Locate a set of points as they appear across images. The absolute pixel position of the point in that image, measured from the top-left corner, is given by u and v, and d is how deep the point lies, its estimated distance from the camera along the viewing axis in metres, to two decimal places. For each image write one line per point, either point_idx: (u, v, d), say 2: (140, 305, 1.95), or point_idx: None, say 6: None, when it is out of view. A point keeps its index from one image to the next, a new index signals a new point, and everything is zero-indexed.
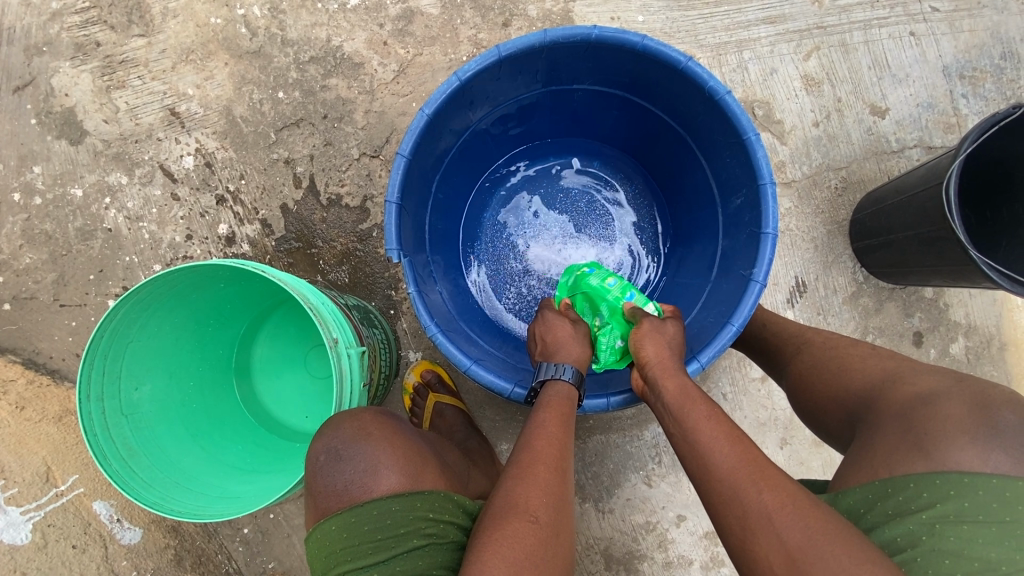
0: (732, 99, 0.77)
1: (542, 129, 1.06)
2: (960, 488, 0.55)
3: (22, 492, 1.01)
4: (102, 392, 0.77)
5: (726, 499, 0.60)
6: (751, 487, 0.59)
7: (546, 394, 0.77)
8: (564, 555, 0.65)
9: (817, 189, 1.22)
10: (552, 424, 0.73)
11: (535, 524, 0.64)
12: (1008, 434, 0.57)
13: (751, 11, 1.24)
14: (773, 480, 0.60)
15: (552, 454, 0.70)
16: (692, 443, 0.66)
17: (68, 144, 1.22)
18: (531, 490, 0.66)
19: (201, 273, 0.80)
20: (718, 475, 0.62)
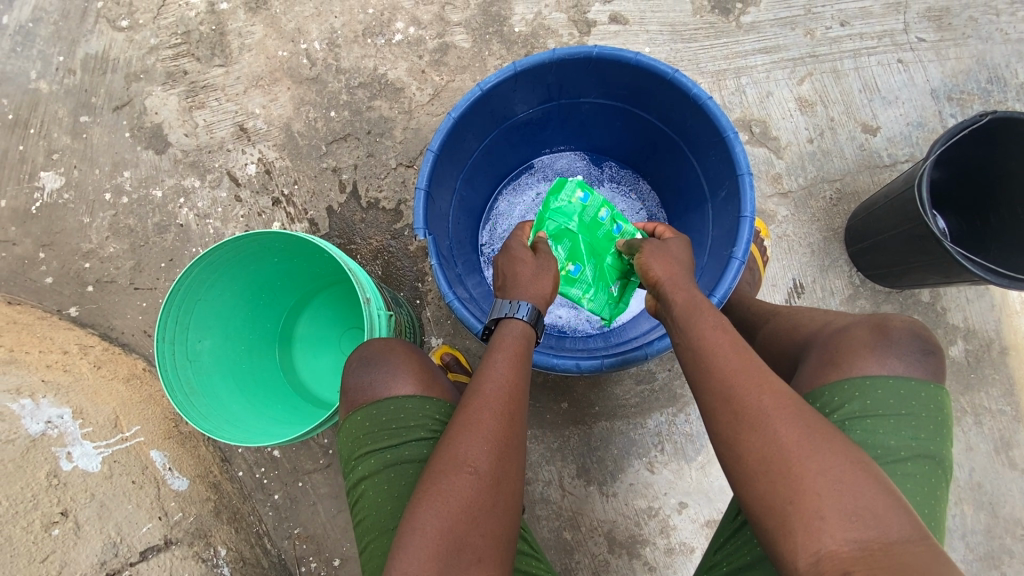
0: (713, 104, 0.90)
1: (557, 137, 1.22)
2: (862, 389, 0.71)
3: (96, 432, 1.03)
4: (174, 337, 0.92)
5: (719, 406, 0.65)
6: (753, 388, 0.64)
7: (501, 331, 0.83)
8: (504, 499, 0.70)
9: (813, 199, 1.31)
10: (500, 373, 0.77)
11: (474, 476, 0.69)
12: (901, 344, 0.73)
13: (748, 43, 1.38)
14: (774, 385, 0.64)
15: (498, 400, 0.74)
16: (697, 348, 0.71)
17: (153, 153, 1.44)
18: (467, 441, 0.71)
19: (264, 245, 0.95)
20: (722, 374, 0.66)
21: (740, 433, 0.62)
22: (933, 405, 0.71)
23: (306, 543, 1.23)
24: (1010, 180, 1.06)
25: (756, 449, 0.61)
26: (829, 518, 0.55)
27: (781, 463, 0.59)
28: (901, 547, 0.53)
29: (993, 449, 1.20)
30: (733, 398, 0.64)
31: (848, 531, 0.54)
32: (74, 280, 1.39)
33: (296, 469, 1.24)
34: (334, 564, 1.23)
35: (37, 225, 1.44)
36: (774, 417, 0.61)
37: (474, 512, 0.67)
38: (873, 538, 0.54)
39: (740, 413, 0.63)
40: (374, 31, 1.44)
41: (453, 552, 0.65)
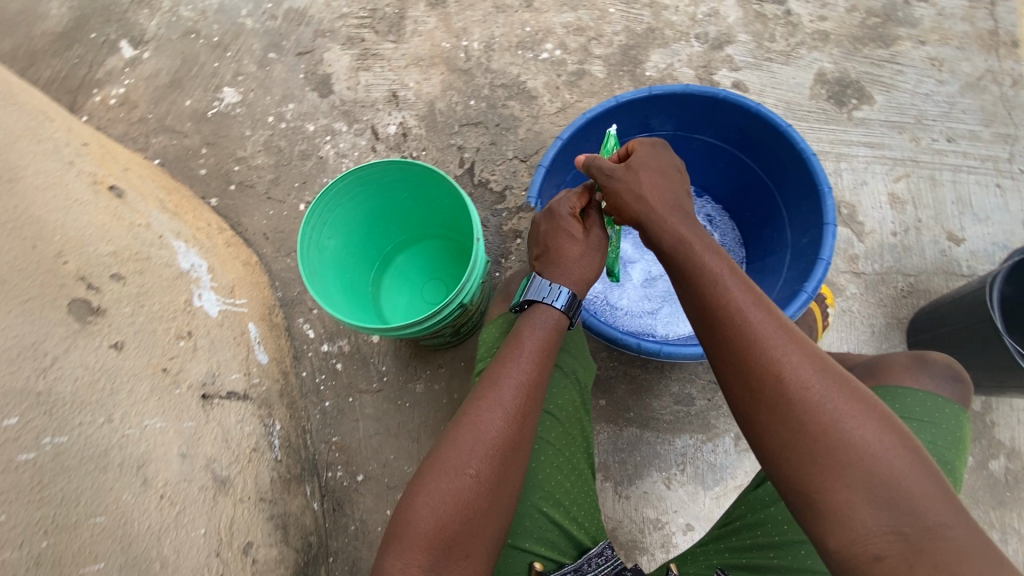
0: (816, 161, 1.02)
1: (664, 165, 1.37)
2: (893, 394, 0.87)
3: (218, 288, 1.19)
4: (316, 225, 1.08)
5: (757, 394, 0.71)
6: (794, 378, 0.69)
7: (534, 317, 0.90)
8: (500, 503, 0.78)
9: (884, 286, 1.38)
10: (513, 380, 0.83)
11: (474, 481, 0.77)
12: (934, 370, 0.89)
13: (854, 135, 1.51)
14: (820, 372, 0.69)
15: (512, 405, 0.81)
16: (729, 323, 0.75)
17: (317, 96, 1.70)
18: (462, 436, 0.79)
19: (410, 181, 1.14)
20: (754, 361, 0.72)
21: (778, 413, 0.69)
22: (952, 422, 0.85)
23: (339, 452, 1.36)
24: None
25: (795, 438, 0.68)
26: (861, 504, 0.63)
27: (820, 447, 0.66)
28: (937, 531, 0.61)
29: None
30: (779, 386, 0.69)
31: (880, 515, 0.62)
32: (221, 177, 1.64)
33: (351, 385, 1.41)
34: (357, 479, 1.35)
35: (207, 127, 1.70)
36: (820, 399, 0.68)
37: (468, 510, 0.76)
38: (906, 522, 0.62)
39: (777, 399, 0.69)
40: (527, 45, 1.66)
41: (444, 547, 0.74)
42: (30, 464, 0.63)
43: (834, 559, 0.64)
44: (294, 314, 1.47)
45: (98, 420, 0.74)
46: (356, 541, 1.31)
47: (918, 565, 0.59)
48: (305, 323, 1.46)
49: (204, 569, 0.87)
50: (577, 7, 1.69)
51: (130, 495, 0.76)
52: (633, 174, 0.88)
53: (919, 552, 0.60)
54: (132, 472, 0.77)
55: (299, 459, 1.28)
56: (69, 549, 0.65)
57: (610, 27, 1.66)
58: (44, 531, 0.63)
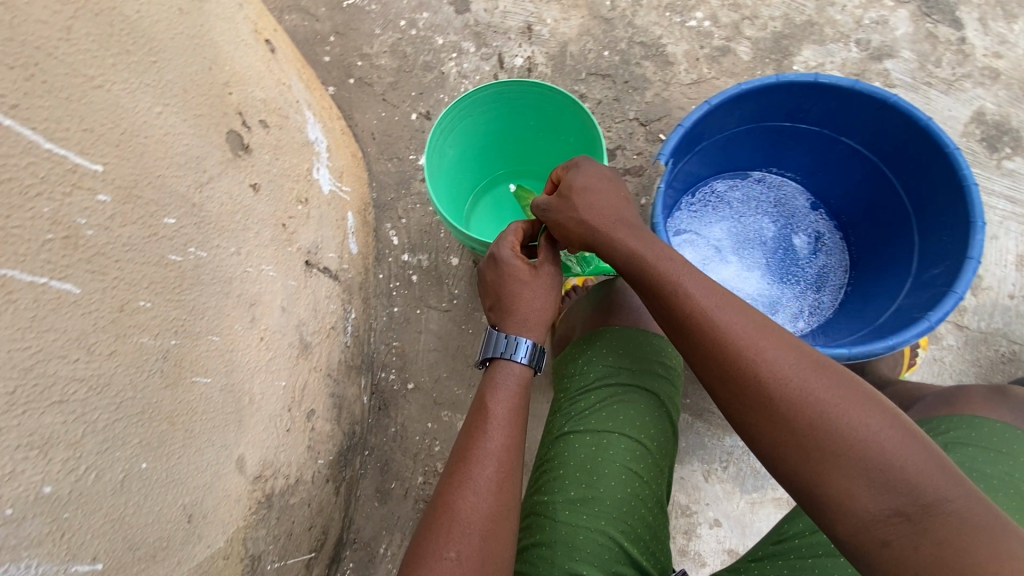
0: (977, 191, 0.95)
1: (791, 163, 1.29)
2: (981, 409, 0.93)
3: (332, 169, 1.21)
4: (445, 125, 1.07)
5: (744, 403, 0.72)
6: (773, 381, 0.70)
7: (500, 369, 0.91)
8: (506, 533, 0.77)
9: (985, 346, 1.31)
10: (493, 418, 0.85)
11: (472, 517, 0.76)
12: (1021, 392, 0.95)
13: (998, 185, 1.41)
14: (800, 376, 0.70)
15: (496, 439, 0.83)
16: (701, 324, 0.76)
17: (453, 10, 1.67)
18: (467, 497, 0.77)
19: (552, 107, 1.11)
20: (734, 369, 0.72)
21: (764, 412, 0.71)
22: None
23: (396, 357, 1.40)
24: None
25: (792, 442, 0.68)
26: (861, 493, 0.64)
27: (812, 441, 0.67)
28: (940, 507, 0.61)
29: None
30: (767, 399, 0.70)
31: (882, 500, 0.63)
32: (343, 69, 1.65)
33: (421, 299, 1.43)
34: (407, 387, 1.38)
35: (339, 16, 1.70)
36: (801, 394, 0.69)
37: (480, 556, 0.74)
38: (905, 502, 0.62)
39: (761, 402, 0.71)
40: (677, 8, 1.59)
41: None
42: (176, 265, 0.65)
43: (849, 544, 0.65)
44: (383, 217, 1.49)
45: (230, 250, 0.76)
46: (393, 443, 1.35)
47: (926, 544, 0.60)
48: (392, 229, 1.48)
49: (278, 418, 0.91)
50: None
51: (241, 328, 0.79)
52: (570, 205, 0.86)
53: (924, 532, 0.60)
54: (245, 307, 0.80)
55: (362, 352, 1.32)
56: (190, 355, 0.68)
57: (768, 10, 1.57)
58: (175, 330, 0.65)
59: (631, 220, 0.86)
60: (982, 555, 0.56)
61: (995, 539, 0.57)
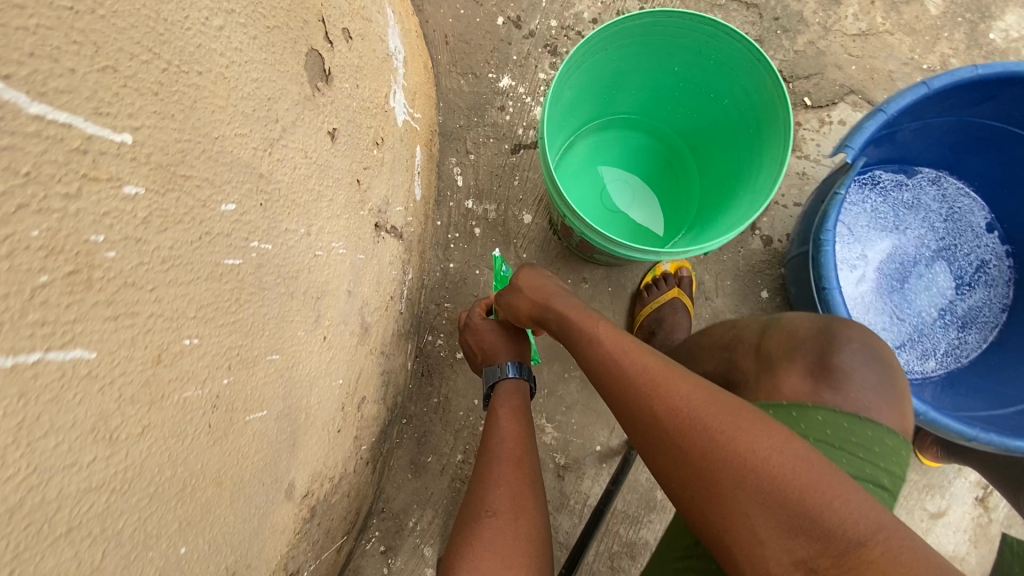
0: None
1: (978, 171, 1.04)
2: None
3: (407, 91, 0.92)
4: (574, 63, 0.81)
5: (646, 450, 0.60)
6: (669, 413, 0.58)
7: (499, 396, 0.92)
8: (530, 533, 0.67)
9: None
10: (507, 424, 0.85)
11: (492, 516, 0.68)
12: None
13: None
14: (688, 391, 0.58)
15: (515, 442, 0.81)
16: (590, 351, 0.70)
17: None
18: (495, 493, 0.71)
19: (724, 60, 0.83)
20: (624, 408, 0.63)
21: (659, 446, 0.58)
22: None
23: (447, 321, 1.21)
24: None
25: (694, 488, 0.55)
26: (774, 545, 0.50)
27: (707, 475, 0.54)
28: (857, 555, 0.46)
29: None
30: (654, 431, 0.59)
31: (794, 553, 0.49)
32: None
33: (483, 257, 1.21)
34: (455, 356, 1.22)
35: None
36: (691, 420, 0.56)
37: (514, 546, 0.64)
38: (817, 552, 0.48)
39: (656, 437, 0.58)
40: None
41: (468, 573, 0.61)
42: (234, 273, 0.44)
43: None
44: (449, 150, 1.22)
45: (299, 233, 0.54)
46: (434, 415, 1.21)
47: None
48: (457, 167, 1.23)
49: (331, 422, 0.74)
50: None
51: (304, 333, 0.59)
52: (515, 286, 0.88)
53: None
54: (311, 304, 0.59)
55: (412, 315, 1.13)
56: (245, 389, 0.49)
57: None
58: (228, 365, 0.45)
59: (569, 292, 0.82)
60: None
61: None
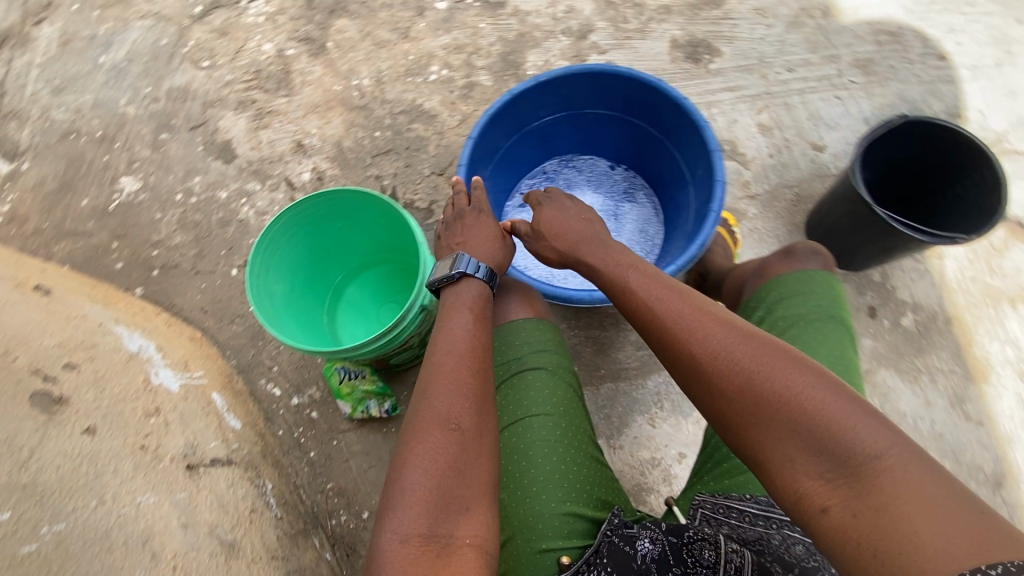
0: (688, 103, 1.18)
1: (566, 143, 1.50)
2: (773, 285, 1.06)
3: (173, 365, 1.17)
4: (261, 275, 1.10)
5: (692, 383, 0.79)
6: (712, 344, 0.78)
7: (461, 287, 1.03)
8: (487, 449, 0.84)
9: (777, 200, 1.60)
10: (459, 331, 0.96)
11: (455, 431, 0.83)
12: (799, 256, 1.08)
13: (715, 84, 1.73)
14: (758, 341, 0.76)
15: (469, 351, 0.93)
16: (637, 300, 0.90)
17: (222, 163, 1.70)
18: (444, 399, 0.85)
19: (350, 211, 1.20)
20: (677, 346, 0.82)
21: (704, 384, 0.78)
22: (825, 284, 1.03)
23: (338, 497, 1.34)
24: (952, 184, 1.33)
25: (729, 408, 0.75)
26: (806, 462, 0.68)
27: (750, 401, 0.73)
28: (872, 466, 0.64)
29: (949, 403, 1.39)
30: (698, 360, 0.79)
31: (822, 467, 0.67)
32: (142, 265, 1.59)
33: (331, 428, 1.40)
34: (363, 517, 1.33)
35: (112, 220, 1.66)
36: (726, 358, 0.76)
37: (455, 462, 0.80)
38: (839, 466, 0.66)
39: (700, 374, 0.78)
40: (414, 72, 1.77)
41: (442, 505, 0.77)
42: None
43: (788, 504, 0.69)
44: (256, 376, 1.45)
45: (90, 504, 0.75)
46: None
47: (857, 499, 0.64)
48: (269, 383, 1.44)
49: None
50: (451, 29, 1.82)
51: (142, 572, 0.73)
52: (556, 233, 1.08)
53: (858, 493, 0.64)
54: (139, 548, 0.75)
55: (299, 513, 1.25)
56: None
57: (484, 39, 1.81)
58: None
59: (596, 240, 1.05)
60: (915, 519, 0.59)
61: (929, 493, 0.60)
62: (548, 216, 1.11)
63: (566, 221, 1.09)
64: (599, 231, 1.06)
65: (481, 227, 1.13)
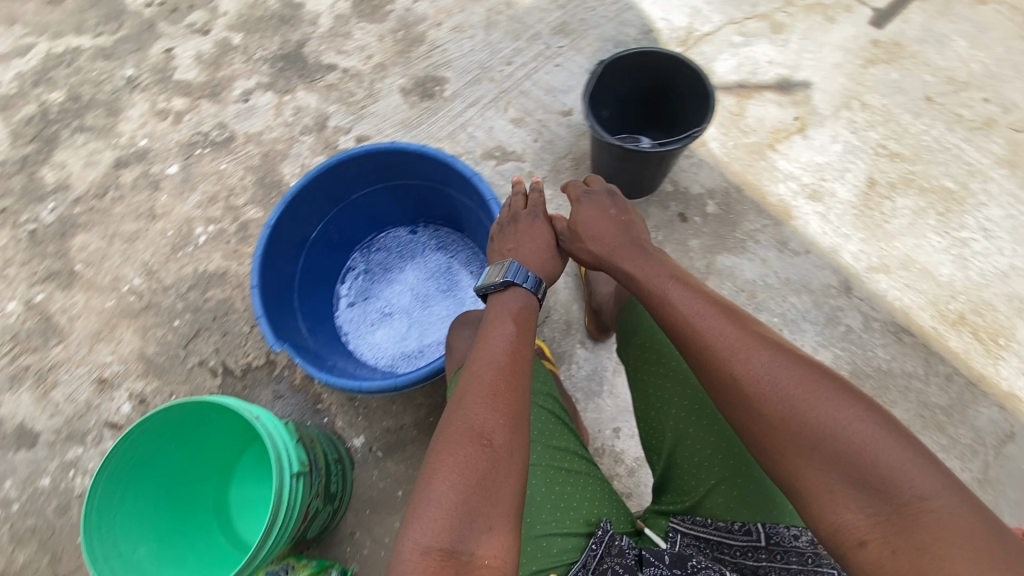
0: (430, 150, 1.24)
1: (356, 232, 1.50)
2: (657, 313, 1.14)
3: None
4: (106, 555, 0.99)
5: (733, 407, 0.80)
6: (756, 372, 0.79)
7: (513, 293, 1.05)
8: (516, 469, 0.80)
9: (561, 172, 1.72)
10: (499, 340, 0.95)
11: (487, 446, 0.79)
12: None
13: (457, 107, 1.83)
14: (811, 375, 0.76)
15: (500, 363, 0.90)
16: (670, 303, 0.94)
17: (26, 449, 1.48)
18: (483, 414, 0.82)
19: (181, 430, 1.11)
20: (716, 366, 0.83)
21: (744, 406, 0.79)
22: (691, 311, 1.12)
23: None
24: (662, 96, 1.53)
25: (768, 433, 0.75)
26: (842, 494, 0.69)
27: (792, 431, 0.73)
28: (918, 506, 0.65)
29: (777, 250, 1.57)
30: (740, 381, 0.79)
31: (865, 505, 0.67)
32: None
33: None
34: None
35: None
36: (775, 389, 0.76)
37: (479, 474, 0.77)
38: (885, 503, 0.66)
39: (742, 396, 0.79)
40: (182, 244, 1.68)
41: (466, 522, 0.73)
42: None
43: (826, 534, 0.70)
44: None
45: None
46: None
47: (898, 533, 0.65)
48: None
49: None
50: (197, 186, 1.76)
51: None
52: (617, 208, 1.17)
53: (901, 529, 0.65)
54: None
55: None
56: None
57: (233, 178, 1.76)
58: None
59: (629, 242, 1.10)
60: (955, 556, 0.60)
61: (980, 537, 0.61)
62: (586, 217, 1.15)
63: (586, 218, 1.15)
64: (635, 235, 1.11)
65: (536, 233, 1.17)
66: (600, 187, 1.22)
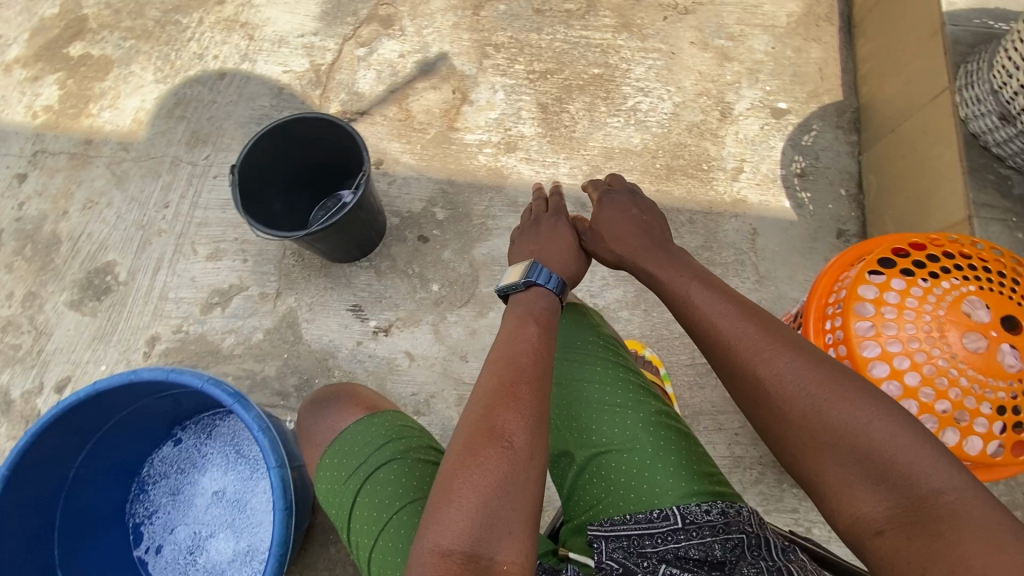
0: (100, 384, 1.04)
1: (109, 494, 1.26)
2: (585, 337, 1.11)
3: None
4: None
5: (759, 403, 0.84)
6: (781, 364, 0.82)
7: (529, 291, 1.01)
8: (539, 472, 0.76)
9: (291, 274, 1.57)
10: (517, 332, 0.92)
11: (508, 448, 0.75)
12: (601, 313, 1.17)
13: (143, 281, 1.59)
14: (843, 376, 0.79)
15: (519, 361, 0.86)
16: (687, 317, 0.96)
17: None
18: (512, 416, 0.78)
19: None
20: (741, 360, 0.86)
21: (769, 403, 0.82)
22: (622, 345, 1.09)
23: None
24: (319, 154, 1.44)
25: (790, 427, 0.80)
26: (860, 486, 0.73)
27: (814, 425, 0.77)
28: (933, 502, 0.68)
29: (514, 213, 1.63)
30: (760, 376, 0.83)
31: (883, 498, 0.71)
32: None
33: None
34: None
35: None
36: (800, 386, 0.80)
37: (501, 474, 0.73)
38: (904, 498, 0.70)
39: (762, 392, 0.83)
40: None
41: (487, 524, 0.70)
42: None
43: (843, 524, 0.74)
44: None
45: None
46: None
47: (915, 531, 0.68)
48: None
49: None
50: None
51: None
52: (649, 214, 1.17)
53: (917, 527, 0.68)
54: None
55: None
56: None
57: None
58: None
59: (648, 243, 1.10)
60: (966, 550, 0.63)
61: (991, 528, 0.64)
62: (609, 218, 1.16)
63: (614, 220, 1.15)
64: (656, 240, 1.11)
65: (558, 235, 1.14)
66: (621, 187, 1.22)
